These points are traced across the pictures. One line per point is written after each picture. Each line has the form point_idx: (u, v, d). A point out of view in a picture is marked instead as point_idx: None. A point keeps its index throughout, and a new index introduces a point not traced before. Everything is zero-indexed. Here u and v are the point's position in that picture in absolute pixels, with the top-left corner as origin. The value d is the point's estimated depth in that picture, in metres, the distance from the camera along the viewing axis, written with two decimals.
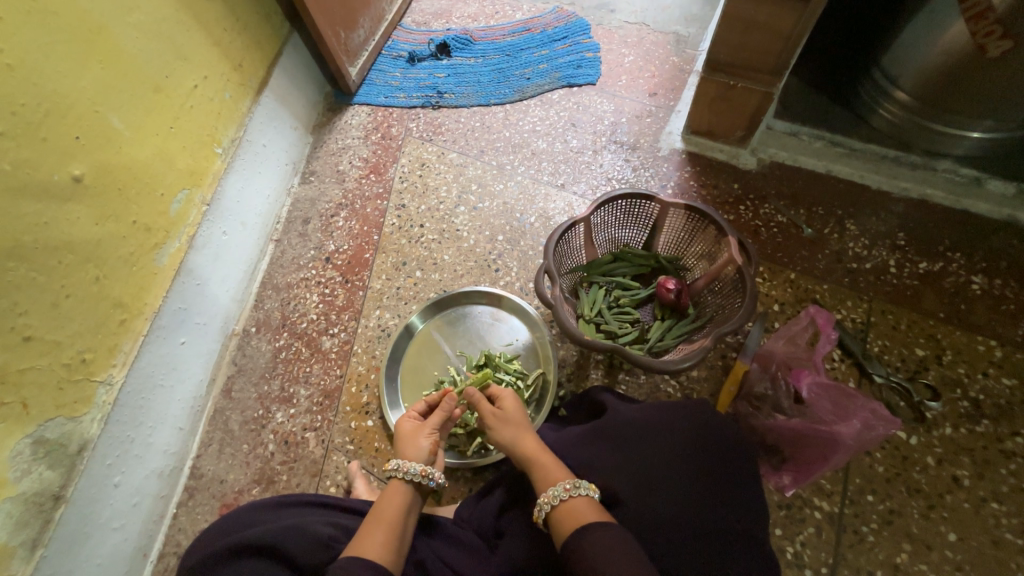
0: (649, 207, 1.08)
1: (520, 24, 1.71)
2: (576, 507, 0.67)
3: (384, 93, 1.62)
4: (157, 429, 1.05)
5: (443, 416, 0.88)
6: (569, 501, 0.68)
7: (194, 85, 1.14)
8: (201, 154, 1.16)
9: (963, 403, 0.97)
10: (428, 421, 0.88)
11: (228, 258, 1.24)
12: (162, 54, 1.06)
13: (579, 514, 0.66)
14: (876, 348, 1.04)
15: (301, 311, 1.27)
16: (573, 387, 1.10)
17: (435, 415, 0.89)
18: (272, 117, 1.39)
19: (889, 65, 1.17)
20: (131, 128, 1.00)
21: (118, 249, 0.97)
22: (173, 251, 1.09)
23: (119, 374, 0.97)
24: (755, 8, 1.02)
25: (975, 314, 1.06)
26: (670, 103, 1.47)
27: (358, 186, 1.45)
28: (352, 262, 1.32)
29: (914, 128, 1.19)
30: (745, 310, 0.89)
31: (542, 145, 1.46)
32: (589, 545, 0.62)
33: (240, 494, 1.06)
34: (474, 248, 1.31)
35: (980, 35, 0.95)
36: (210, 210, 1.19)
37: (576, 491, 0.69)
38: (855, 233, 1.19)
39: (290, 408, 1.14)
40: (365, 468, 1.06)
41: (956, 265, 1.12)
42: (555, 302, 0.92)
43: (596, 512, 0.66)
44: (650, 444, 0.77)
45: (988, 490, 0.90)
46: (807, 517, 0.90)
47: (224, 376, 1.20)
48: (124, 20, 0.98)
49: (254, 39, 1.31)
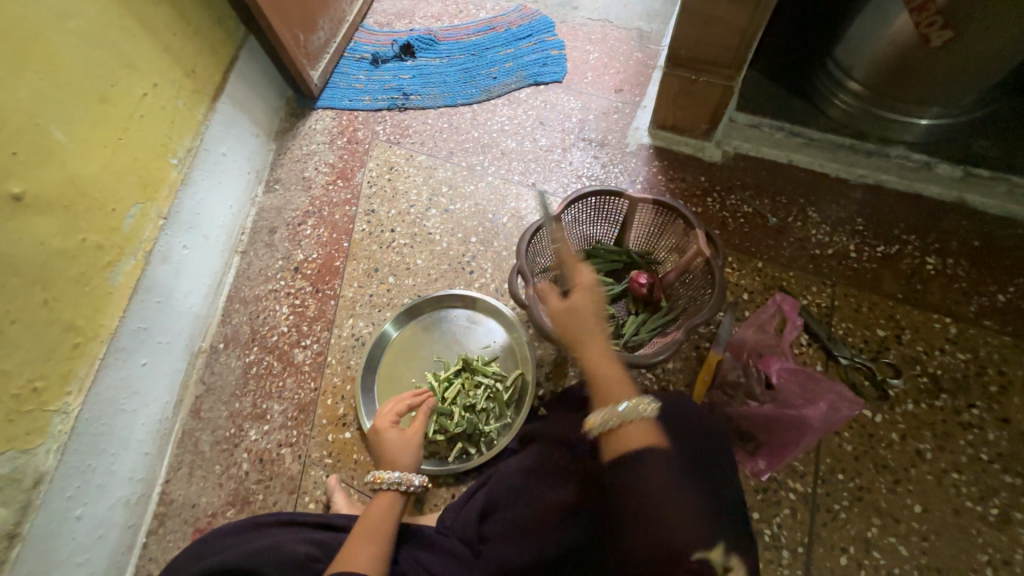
0: (618, 203, 1.09)
1: (484, 23, 1.70)
2: (617, 435, 0.66)
3: (348, 97, 1.59)
4: (120, 455, 1.00)
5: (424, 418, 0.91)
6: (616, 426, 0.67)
7: (143, 93, 1.09)
8: (154, 165, 1.11)
9: (923, 379, 1.01)
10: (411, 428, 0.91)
11: (189, 273, 1.20)
12: (105, 61, 1.01)
13: (622, 442, 0.66)
14: (841, 331, 1.08)
15: (271, 324, 1.23)
16: (552, 386, 1.10)
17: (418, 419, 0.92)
18: (231, 125, 1.34)
19: (841, 56, 1.21)
20: (75, 141, 0.95)
21: (68, 269, 0.92)
22: (128, 269, 1.04)
23: (75, 402, 0.92)
24: (711, 3, 1.04)
25: (930, 294, 1.11)
26: (635, 99, 1.49)
27: (326, 193, 1.42)
28: (323, 270, 1.29)
29: (867, 116, 1.23)
30: (715, 300, 0.90)
31: (511, 144, 1.46)
32: (630, 478, 0.63)
33: (214, 517, 1.02)
34: (447, 251, 1.30)
35: (923, 26, 0.99)
36: (167, 224, 1.14)
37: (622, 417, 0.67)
38: (817, 220, 1.23)
39: (263, 424, 1.11)
40: (344, 481, 1.04)
41: (911, 247, 1.17)
42: (530, 302, 0.92)
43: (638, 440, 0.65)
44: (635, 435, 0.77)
45: (949, 462, 0.94)
46: (783, 500, 0.93)
47: (192, 396, 1.15)
48: (63, 27, 0.93)
49: (207, 43, 1.26)
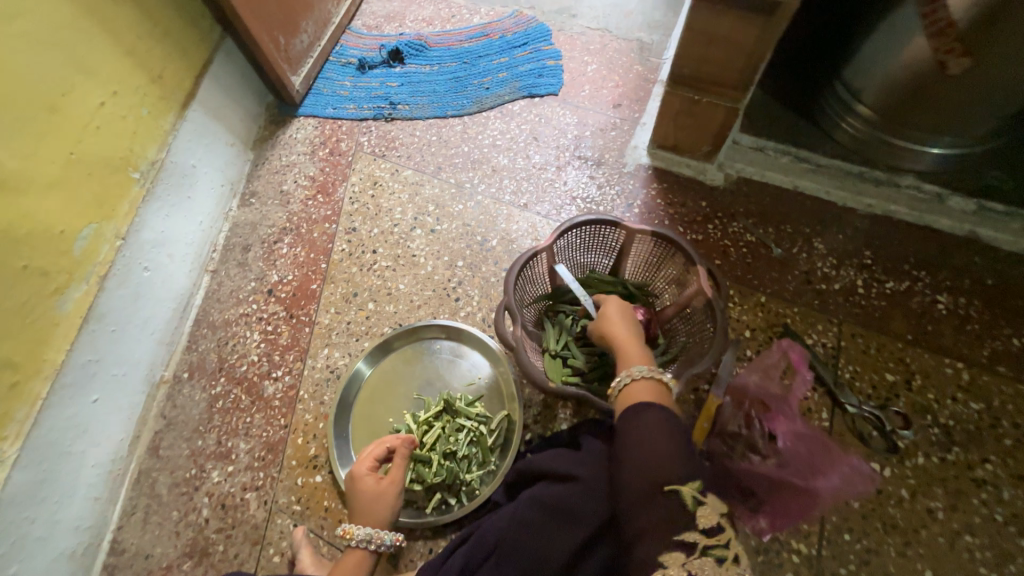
0: (614, 232, 1.02)
1: (477, 29, 1.62)
2: (646, 387, 0.73)
3: (331, 104, 1.50)
4: (65, 503, 0.91)
5: (401, 466, 0.83)
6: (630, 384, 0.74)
7: (100, 102, 1.00)
8: (112, 180, 1.02)
9: (934, 431, 0.95)
10: (387, 476, 0.82)
11: (152, 296, 1.11)
12: (57, 68, 0.92)
13: (649, 393, 0.72)
14: (847, 374, 1.01)
15: (240, 353, 1.14)
16: (540, 429, 1.02)
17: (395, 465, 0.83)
18: (202, 134, 1.25)
19: (852, 79, 1.14)
20: (17, 157, 0.85)
21: (5, 301, 0.83)
22: (79, 296, 0.95)
23: (11, 447, 0.83)
24: (718, 22, 0.97)
25: (941, 336, 1.05)
26: (635, 115, 1.41)
27: (304, 209, 1.33)
28: (298, 294, 1.21)
29: (878, 143, 1.17)
30: (718, 348, 0.83)
31: (503, 161, 1.38)
32: (630, 423, 0.66)
33: (169, 570, 0.94)
34: (432, 275, 1.22)
35: (941, 51, 0.93)
36: (127, 244, 1.05)
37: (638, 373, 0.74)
38: (823, 251, 1.17)
39: (227, 465, 1.02)
40: (313, 531, 0.96)
41: (921, 283, 1.11)
42: (518, 343, 0.84)
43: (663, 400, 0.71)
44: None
45: (962, 522, 0.88)
46: (785, 562, 0.86)
47: (150, 432, 1.06)
48: (4, 31, 0.83)
49: (176, 46, 1.17)
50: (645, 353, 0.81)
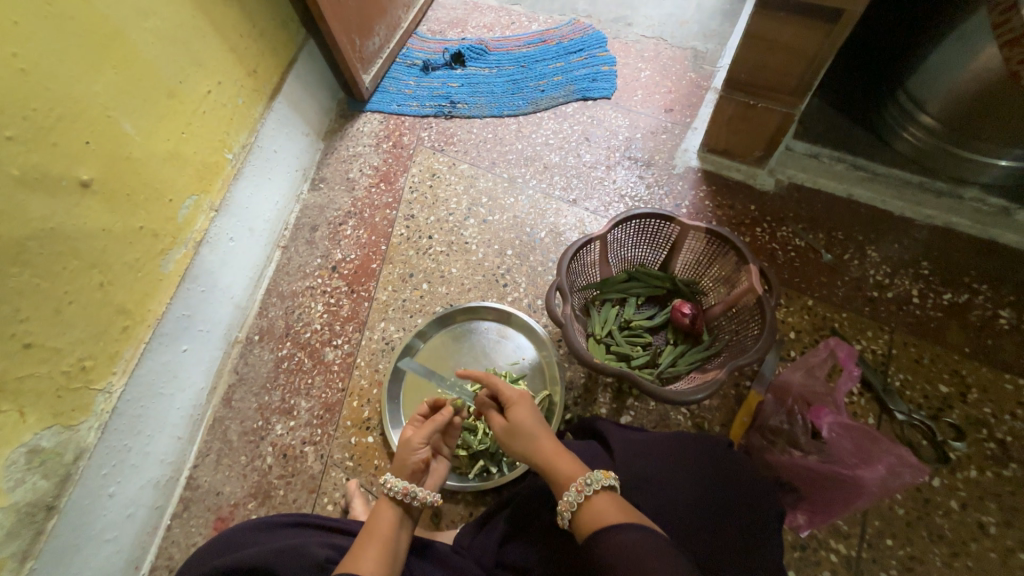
0: (668, 228, 1.05)
1: (536, 35, 1.70)
2: (597, 506, 0.63)
3: (396, 101, 1.61)
4: (155, 438, 1.03)
5: (434, 427, 0.79)
6: (587, 505, 0.63)
7: (208, 91, 1.13)
8: (212, 158, 1.16)
9: (990, 445, 0.93)
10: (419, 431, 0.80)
11: (234, 264, 1.23)
12: (177, 59, 1.06)
13: (601, 513, 0.62)
14: (898, 382, 1.00)
15: (305, 321, 1.25)
16: (580, 411, 1.06)
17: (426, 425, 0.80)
18: (284, 123, 1.38)
19: (915, 88, 1.13)
20: (143, 134, 0.99)
21: (124, 255, 0.96)
22: (179, 258, 1.08)
23: (118, 382, 0.96)
24: (777, 28, 1.00)
25: (1002, 350, 1.02)
26: (686, 119, 1.44)
27: (368, 195, 1.44)
28: (359, 271, 1.31)
29: (941, 153, 1.15)
30: (764, 342, 0.85)
31: (555, 159, 1.44)
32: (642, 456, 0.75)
33: (236, 508, 1.04)
34: (482, 262, 1.29)
35: (1014, 62, 0.90)
36: (219, 215, 1.18)
37: (591, 488, 0.63)
38: (876, 260, 1.15)
39: (290, 420, 1.12)
40: (364, 486, 1.04)
41: (982, 297, 1.08)
42: (565, 321, 0.90)
43: (623, 512, 0.61)
44: (668, 486, 0.71)
45: (1016, 539, 0.86)
46: (823, 560, 0.87)
47: (224, 384, 1.18)
48: (140, 25, 0.98)
49: (269, 45, 1.31)
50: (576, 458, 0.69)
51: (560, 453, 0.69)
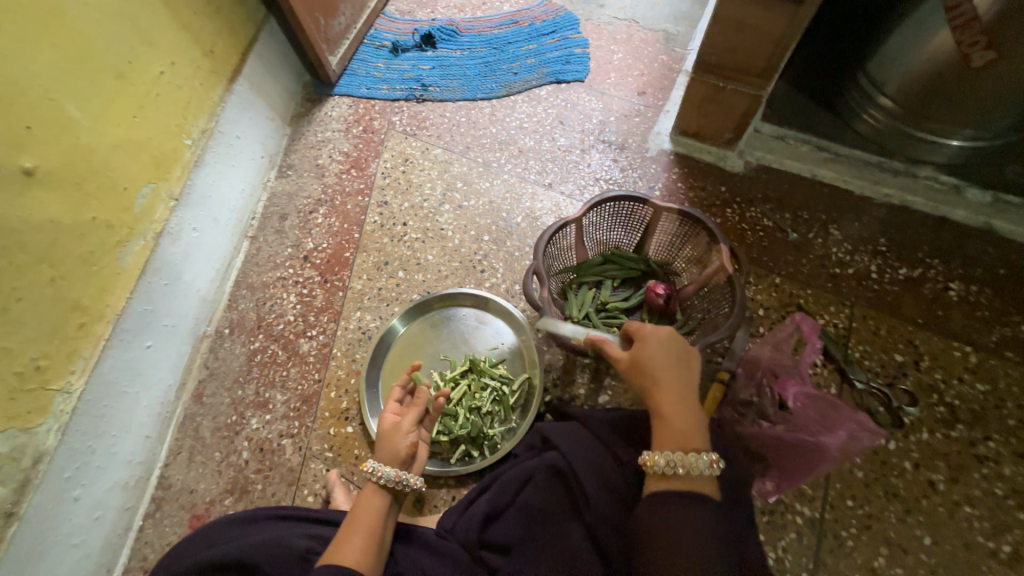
0: (641, 210, 1.07)
1: (507, 16, 1.67)
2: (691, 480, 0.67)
3: (365, 84, 1.56)
4: (121, 438, 1.00)
5: (417, 409, 0.80)
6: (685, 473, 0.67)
7: (161, 71, 1.07)
8: (169, 144, 1.10)
9: (939, 408, 0.99)
10: (404, 418, 0.81)
11: (199, 256, 1.18)
12: (124, 37, 0.99)
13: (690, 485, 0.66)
14: (857, 354, 1.05)
15: (277, 312, 1.22)
16: (559, 393, 1.08)
17: (410, 409, 0.81)
18: (246, 107, 1.32)
19: (875, 71, 1.17)
20: (89, 118, 0.93)
21: (76, 248, 0.91)
22: (138, 250, 1.03)
23: (78, 381, 0.92)
24: (746, 10, 1.01)
25: (951, 320, 1.09)
26: (659, 102, 1.45)
27: (338, 181, 1.40)
28: (332, 260, 1.28)
29: (897, 134, 1.20)
30: (734, 319, 0.88)
31: (529, 143, 1.43)
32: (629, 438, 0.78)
33: (211, 505, 1.02)
34: (458, 248, 1.28)
35: (966, 45, 0.97)
36: (179, 204, 1.13)
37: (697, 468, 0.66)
38: (838, 237, 1.20)
39: (265, 413, 1.10)
40: (344, 476, 1.03)
41: (934, 271, 1.15)
42: (543, 305, 0.90)
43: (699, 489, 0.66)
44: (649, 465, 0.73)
45: (962, 494, 0.92)
46: (789, 523, 0.92)
47: (195, 380, 1.14)
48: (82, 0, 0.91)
49: (226, 23, 1.24)
50: (695, 419, 0.71)
51: (678, 407, 0.71)
